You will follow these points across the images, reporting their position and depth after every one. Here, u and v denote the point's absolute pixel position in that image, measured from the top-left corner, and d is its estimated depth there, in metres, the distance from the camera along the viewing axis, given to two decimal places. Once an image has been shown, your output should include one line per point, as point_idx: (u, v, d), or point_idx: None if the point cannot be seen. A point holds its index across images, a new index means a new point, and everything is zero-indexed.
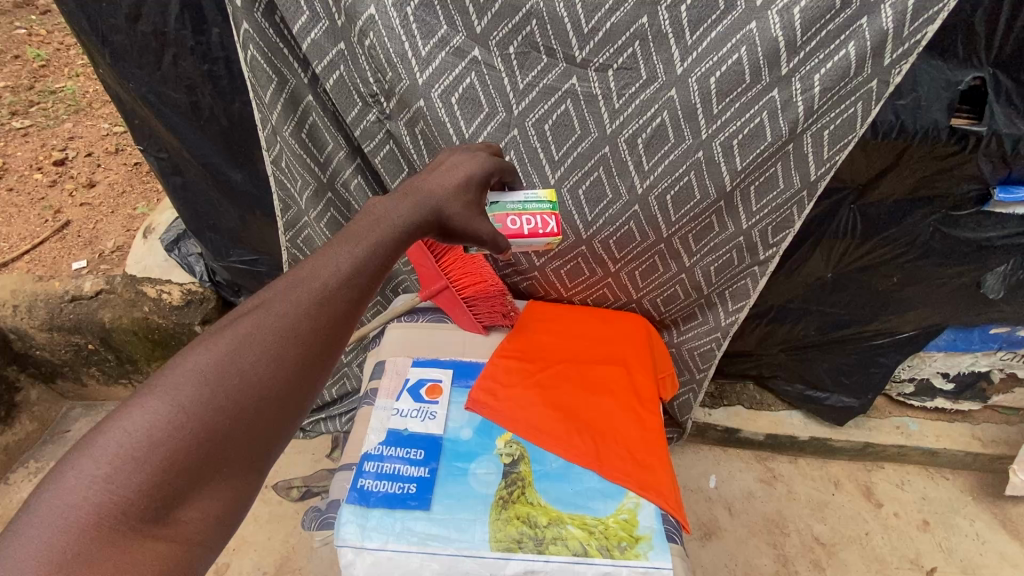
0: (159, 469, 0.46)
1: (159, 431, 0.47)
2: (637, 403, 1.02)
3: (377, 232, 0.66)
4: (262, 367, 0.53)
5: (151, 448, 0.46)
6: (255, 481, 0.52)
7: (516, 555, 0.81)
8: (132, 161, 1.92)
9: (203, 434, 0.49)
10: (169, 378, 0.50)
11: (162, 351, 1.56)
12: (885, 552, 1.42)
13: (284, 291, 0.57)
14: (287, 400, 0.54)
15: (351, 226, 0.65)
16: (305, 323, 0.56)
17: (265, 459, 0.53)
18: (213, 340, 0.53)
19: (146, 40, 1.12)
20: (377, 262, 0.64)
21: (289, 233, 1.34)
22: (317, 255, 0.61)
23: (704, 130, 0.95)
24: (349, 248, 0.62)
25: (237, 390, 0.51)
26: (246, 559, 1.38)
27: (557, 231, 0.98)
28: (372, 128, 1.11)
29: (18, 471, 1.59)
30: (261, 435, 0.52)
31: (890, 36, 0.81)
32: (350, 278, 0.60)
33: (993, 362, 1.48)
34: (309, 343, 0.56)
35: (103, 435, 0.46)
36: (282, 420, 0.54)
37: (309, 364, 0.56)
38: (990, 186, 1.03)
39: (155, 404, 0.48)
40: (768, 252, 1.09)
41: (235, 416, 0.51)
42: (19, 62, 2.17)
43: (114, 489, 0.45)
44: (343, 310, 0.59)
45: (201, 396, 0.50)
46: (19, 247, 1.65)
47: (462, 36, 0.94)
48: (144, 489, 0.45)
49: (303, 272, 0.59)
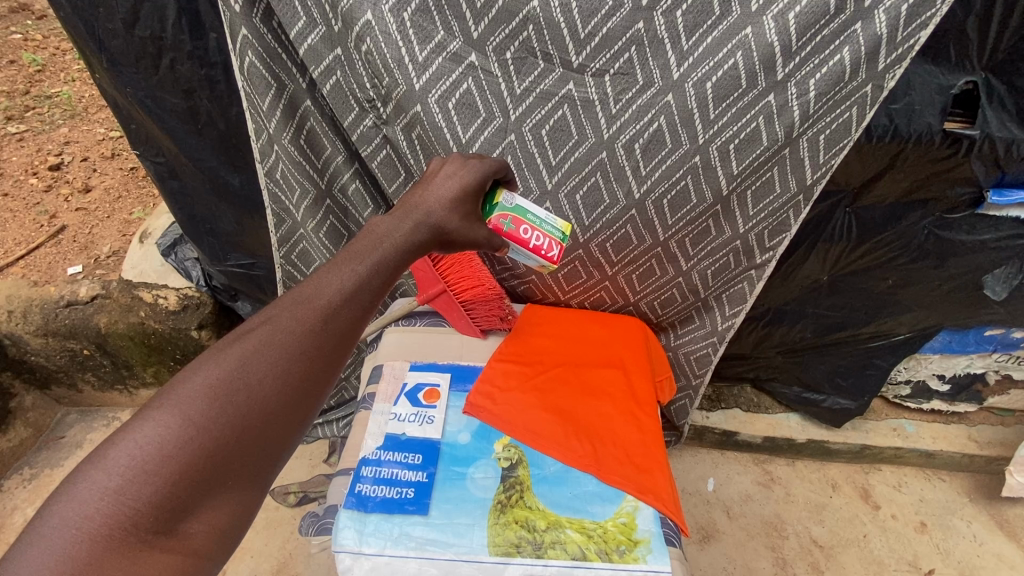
0: (169, 482, 0.47)
1: (169, 446, 0.47)
2: (637, 409, 1.02)
3: (379, 250, 0.66)
4: (269, 383, 0.53)
5: (161, 461, 0.47)
6: (260, 494, 0.52)
7: (514, 560, 0.80)
8: (128, 165, 1.91)
9: (211, 449, 0.49)
10: (180, 391, 0.50)
11: (158, 356, 1.58)
12: (883, 554, 1.43)
13: (291, 306, 0.57)
14: (293, 414, 0.54)
15: (352, 245, 0.65)
16: (310, 339, 0.56)
17: (269, 473, 0.53)
18: (222, 354, 0.53)
19: (143, 44, 1.12)
20: (380, 279, 0.64)
21: (283, 248, 1.34)
22: (321, 272, 0.61)
23: (701, 135, 0.95)
24: (352, 266, 0.62)
25: (244, 406, 0.51)
26: (243, 564, 1.38)
27: (555, 260, 0.93)
28: (369, 133, 1.11)
29: (13, 476, 1.58)
30: (266, 450, 0.52)
31: (883, 41, 0.81)
32: (353, 296, 0.60)
33: (987, 364, 1.49)
34: (314, 359, 0.56)
35: (115, 448, 0.46)
36: (287, 435, 0.54)
37: (315, 381, 0.56)
38: (983, 189, 1.04)
39: (165, 418, 0.48)
40: (765, 255, 1.10)
41: (242, 431, 0.51)
42: (15, 66, 2.17)
43: (125, 500, 0.45)
44: (346, 327, 0.59)
45: (210, 410, 0.50)
46: (14, 252, 1.63)
47: (458, 42, 0.95)
48: (155, 502, 0.46)
49: (308, 289, 0.59)
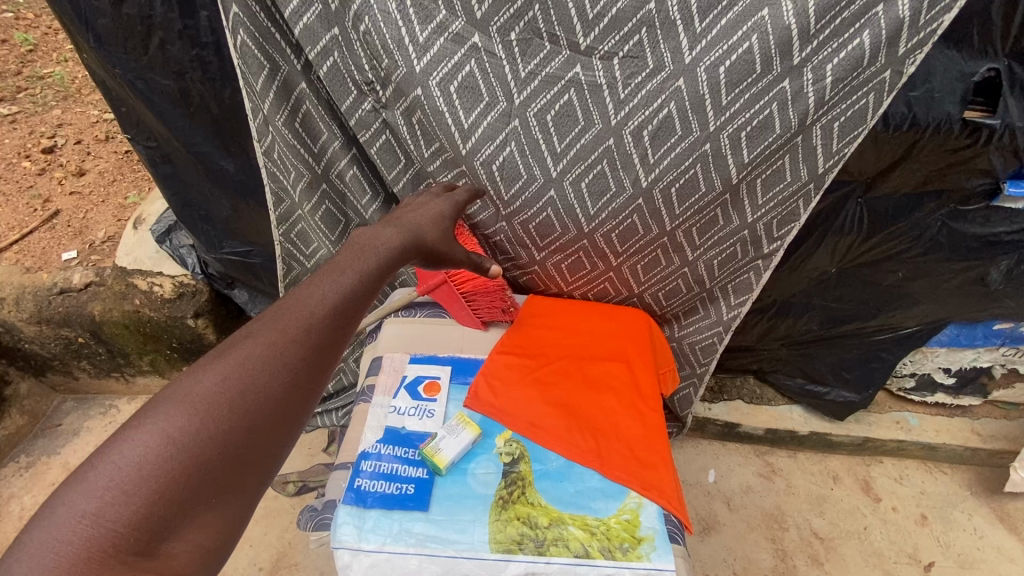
0: (150, 501, 0.45)
1: (150, 465, 0.46)
2: (638, 401, 1.00)
3: (360, 263, 0.70)
4: (252, 397, 0.53)
5: (141, 481, 0.45)
6: (246, 510, 0.51)
7: (516, 557, 0.79)
8: (123, 148, 1.87)
9: (193, 465, 0.48)
10: (160, 410, 0.49)
11: (153, 344, 1.56)
12: (883, 547, 1.42)
13: (272, 320, 0.58)
14: (277, 425, 0.54)
15: (332, 261, 0.69)
16: (293, 351, 0.57)
17: (254, 489, 0.52)
18: (203, 370, 0.53)
19: (132, 23, 1.08)
20: (361, 292, 0.67)
21: (282, 227, 1.32)
22: (301, 289, 0.63)
23: (713, 122, 0.92)
24: (332, 280, 0.65)
25: (227, 420, 0.51)
26: (242, 556, 1.37)
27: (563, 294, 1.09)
28: (368, 117, 1.08)
29: (9, 464, 1.57)
30: (250, 465, 0.52)
31: (906, 24, 0.78)
32: (335, 307, 0.62)
33: (994, 358, 1.47)
34: (298, 370, 0.57)
35: (93, 470, 0.45)
36: (270, 448, 0.53)
37: (297, 392, 0.56)
38: (1000, 180, 1.00)
39: (146, 437, 0.47)
40: (772, 245, 1.08)
41: (225, 446, 0.50)
42: (6, 46, 2.11)
43: (104, 522, 0.43)
44: (328, 337, 0.60)
45: (191, 427, 0.49)
46: (7, 236, 1.61)
47: (461, 22, 0.91)
48: (136, 524, 0.44)
49: (290, 304, 0.60)
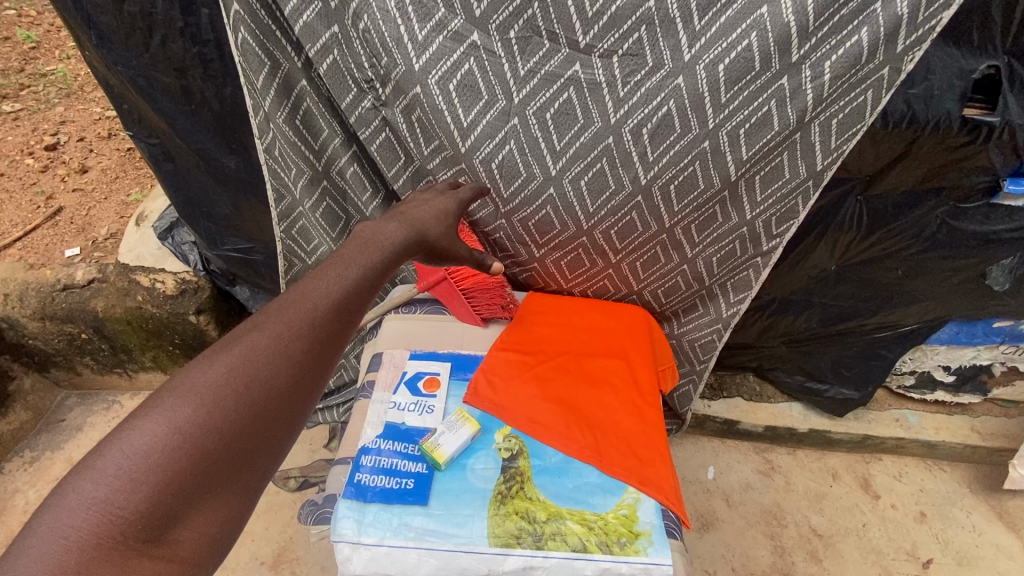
0: (157, 489, 0.46)
1: (157, 453, 0.47)
2: (637, 397, 1.01)
3: (364, 257, 0.70)
4: (257, 388, 0.54)
5: (149, 469, 0.46)
6: (250, 499, 0.52)
7: (514, 551, 0.80)
8: (126, 146, 1.88)
9: (200, 455, 0.48)
10: (168, 401, 0.50)
11: (156, 340, 1.57)
12: (882, 544, 1.42)
13: (278, 312, 0.59)
14: (281, 417, 0.55)
15: (335, 254, 0.70)
16: (298, 343, 0.58)
17: (259, 478, 0.53)
18: (209, 362, 0.53)
19: (133, 20, 1.08)
20: (365, 286, 0.67)
21: (283, 223, 1.33)
22: (305, 282, 0.63)
23: (711, 120, 0.92)
24: (336, 274, 0.66)
25: (233, 410, 0.51)
26: (243, 551, 1.38)
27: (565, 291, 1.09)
28: (367, 114, 1.08)
29: (13, 459, 1.58)
30: (255, 455, 0.52)
31: (904, 22, 0.78)
32: (339, 301, 0.63)
33: (994, 356, 1.47)
34: (303, 362, 0.57)
35: (102, 458, 0.46)
36: (275, 439, 0.54)
37: (301, 384, 0.57)
38: (1000, 178, 1.01)
39: (153, 426, 0.48)
40: (771, 243, 1.08)
41: (231, 436, 0.51)
42: (8, 43, 2.11)
43: (112, 509, 0.44)
44: (332, 330, 0.61)
45: (198, 417, 0.49)
46: (10, 233, 1.62)
47: (461, 19, 0.91)
48: (144, 511, 0.45)
49: (294, 297, 0.61)
